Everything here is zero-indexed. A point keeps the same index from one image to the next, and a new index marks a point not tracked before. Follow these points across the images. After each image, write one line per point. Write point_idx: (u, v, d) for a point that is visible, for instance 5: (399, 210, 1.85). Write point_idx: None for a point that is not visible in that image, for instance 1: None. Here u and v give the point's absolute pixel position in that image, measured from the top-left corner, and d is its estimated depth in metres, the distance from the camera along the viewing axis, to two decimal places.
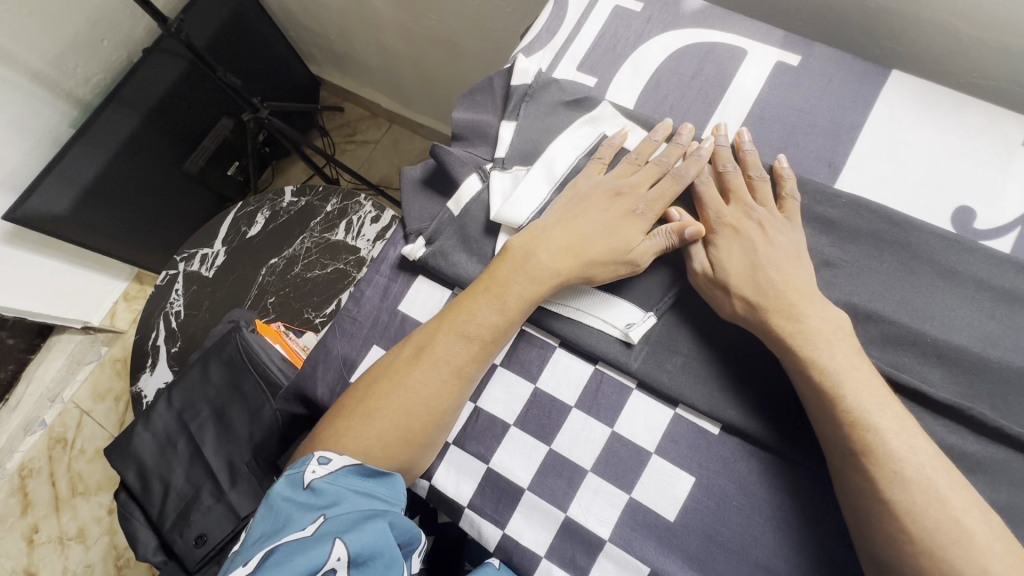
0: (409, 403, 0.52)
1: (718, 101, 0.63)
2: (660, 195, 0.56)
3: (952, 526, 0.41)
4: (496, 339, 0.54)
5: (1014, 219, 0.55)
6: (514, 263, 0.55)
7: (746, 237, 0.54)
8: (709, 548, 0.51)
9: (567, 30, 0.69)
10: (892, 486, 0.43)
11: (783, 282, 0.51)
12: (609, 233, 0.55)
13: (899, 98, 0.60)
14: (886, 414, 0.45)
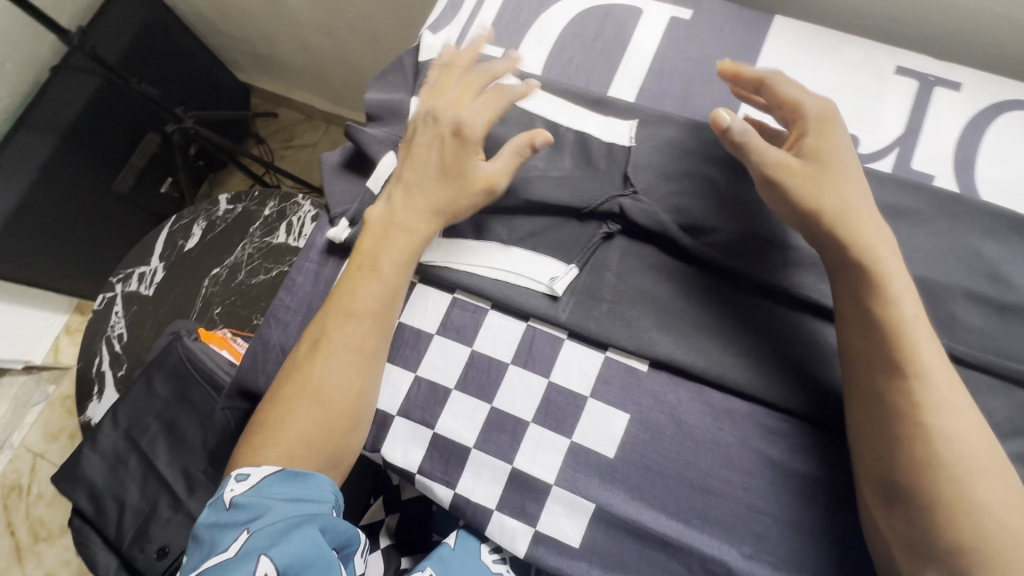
0: (319, 387, 0.53)
1: (620, 59, 0.66)
2: (484, 111, 0.57)
3: (972, 455, 0.42)
4: (386, 309, 0.55)
5: (892, 141, 0.60)
6: (375, 236, 0.57)
7: (811, 147, 0.51)
8: (648, 477, 0.54)
9: (471, 4, 0.70)
10: (926, 411, 0.43)
11: (829, 202, 0.49)
12: (449, 170, 0.57)
13: (784, 41, 0.64)
14: (928, 343, 0.45)
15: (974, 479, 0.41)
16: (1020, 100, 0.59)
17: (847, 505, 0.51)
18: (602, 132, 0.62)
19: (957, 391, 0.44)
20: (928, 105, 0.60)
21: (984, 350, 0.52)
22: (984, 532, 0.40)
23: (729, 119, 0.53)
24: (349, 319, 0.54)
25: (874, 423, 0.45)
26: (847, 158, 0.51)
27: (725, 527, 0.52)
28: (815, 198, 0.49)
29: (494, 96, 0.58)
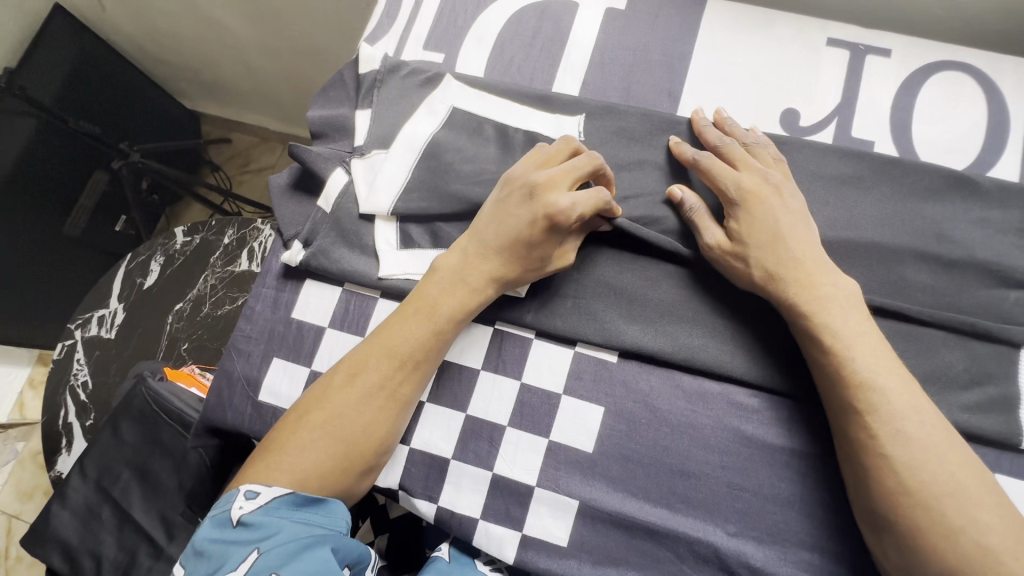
0: (344, 424, 0.51)
1: (561, 55, 0.66)
2: (584, 202, 0.52)
3: (945, 480, 0.44)
4: (432, 356, 0.53)
5: (831, 111, 0.61)
6: (449, 275, 0.54)
7: (742, 226, 0.52)
8: (629, 468, 0.54)
9: (407, 12, 0.70)
10: (898, 444, 0.45)
11: (767, 273, 0.51)
12: (516, 244, 0.53)
13: (718, 24, 0.65)
14: (893, 374, 0.47)
15: (947, 502, 0.43)
16: (946, 62, 0.61)
17: (823, 472, 0.52)
18: (550, 129, 0.62)
19: (929, 424, 0.46)
20: (861, 73, 0.62)
21: (935, 306, 0.54)
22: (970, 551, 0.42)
23: (681, 194, 0.56)
24: (388, 365, 0.52)
25: (850, 456, 0.48)
26: (794, 233, 0.52)
27: (708, 507, 0.52)
28: (748, 275, 0.52)
29: (561, 171, 0.53)
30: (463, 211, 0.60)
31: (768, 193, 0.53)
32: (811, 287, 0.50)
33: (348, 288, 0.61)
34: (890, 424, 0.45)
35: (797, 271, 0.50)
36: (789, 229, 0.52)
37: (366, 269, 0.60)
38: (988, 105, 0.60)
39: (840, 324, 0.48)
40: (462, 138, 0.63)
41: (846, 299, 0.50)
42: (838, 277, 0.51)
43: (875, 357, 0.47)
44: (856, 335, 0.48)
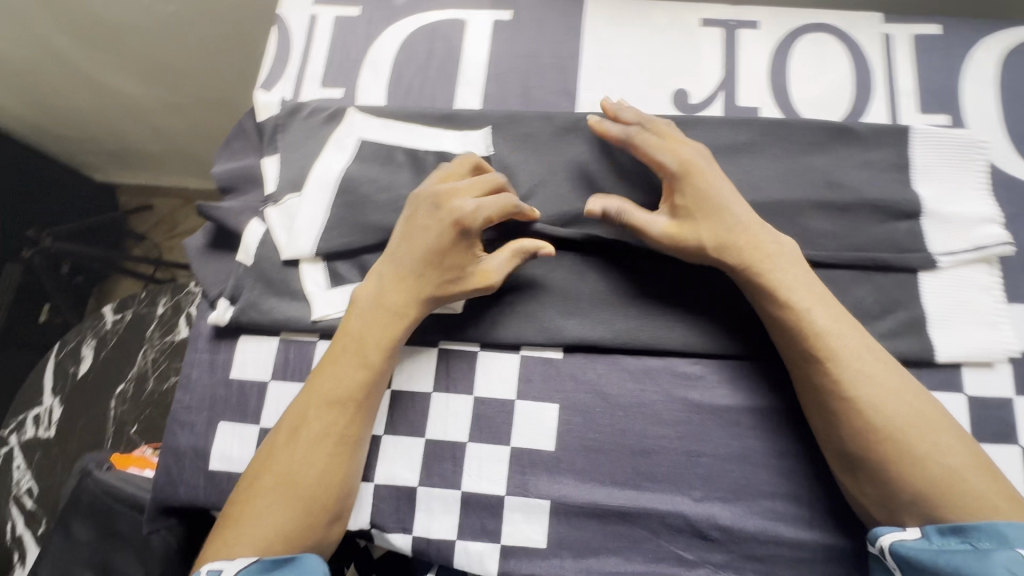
0: (297, 476, 0.51)
1: (457, 72, 0.68)
2: (489, 205, 0.55)
3: (909, 413, 0.48)
4: (371, 391, 0.54)
5: (716, 86, 0.65)
6: (369, 307, 0.55)
7: (686, 202, 0.55)
8: (591, 457, 0.55)
9: (298, 53, 0.70)
10: (857, 386, 0.48)
11: (721, 241, 0.53)
12: (432, 261, 0.54)
13: (600, 21, 0.68)
14: (840, 318, 0.51)
15: (914, 433, 0.47)
16: (809, 24, 0.66)
17: (770, 422, 0.55)
18: (458, 145, 0.63)
19: (878, 363, 0.50)
20: (737, 47, 0.66)
21: (839, 248, 0.58)
22: (934, 480, 0.46)
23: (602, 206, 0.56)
24: (328, 407, 0.52)
25: (817, 405, 0.50)
26: (732, 202, 0.54)
27: (672, 480, 0.54)
28: (703, 246, 0.54)
29: (472, 180, 0.56)
30: (387, 239, 0.60)
31: (700, 171, 0.55)
32: (755, 249, 0.53)
33: (285, 337, 0.60)
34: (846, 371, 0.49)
35: (742, 238, 0.53)
36: (724, 199, 0.54)
37: (300, 314, 0.59)
38: (852, 58, 0.65)
39: (780, 280, 0.52)
40: (374, 167, 0.63)
41: (787, 256, 0.53)
42: (771, 232, 0.54)
43: (816, 302, 0.51)
44: (796, 283, 0.52)
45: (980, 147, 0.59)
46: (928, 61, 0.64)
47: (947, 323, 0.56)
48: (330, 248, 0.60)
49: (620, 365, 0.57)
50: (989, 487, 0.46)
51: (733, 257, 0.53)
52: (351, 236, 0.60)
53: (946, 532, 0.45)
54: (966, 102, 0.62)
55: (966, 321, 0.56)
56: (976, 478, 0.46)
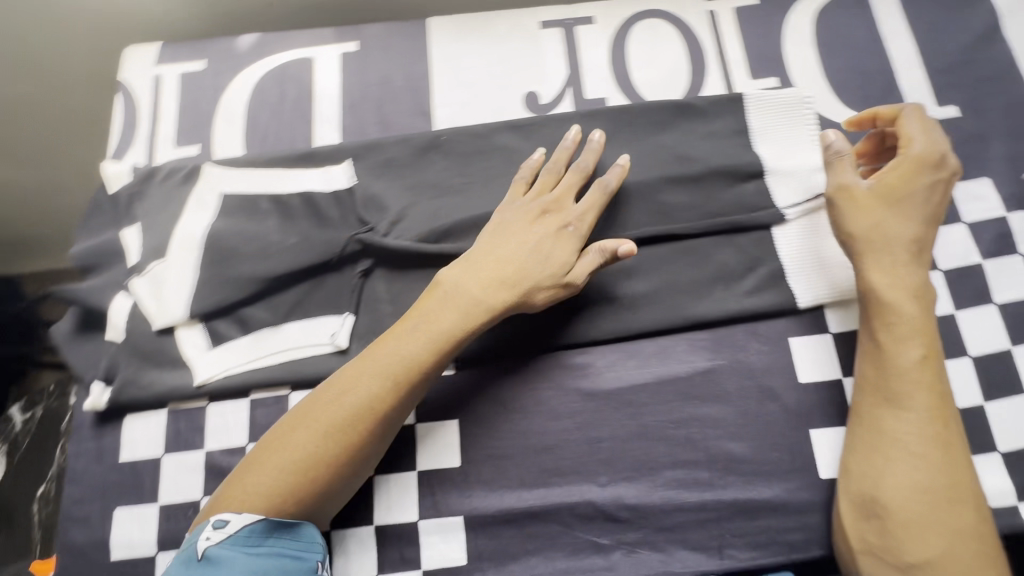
0: (304, 468, 0.49)
1: (312, 110, 0.68)
2: (587, 210, 0.57)
3: (960, 491, 0.48)
4: (386, 403, 0.51)
5: (563, 84, 0.67)
6: (450, 296, 0.54)
7: (889, 177, 0.55)
8: (498, 464, 0.56)
9: (146, 117, 0.68)
10: (932, 450, 0.49)
11: (868, 220, 0.55)
12: (519, 271, 0.54)
13: (445, 37, 0.70)
14: (935, 376, 0.51)
15: (952, 506, 0.48)
16: (641, 12, 0.70)
17: (660, 396, 0.57)
18: (320, 183, 0.63)
19: (950, 446, 0.49)
20: (577, 43, 0.69)
21: (697, 217, 0.60)
22: (938, 556, 0.47)
23: (835, 137, 0.58)
24: (357, 410, 0.50)
25: (876, 433, 0.50)
26: (914, 194, 0.55)
27: (577, 470, 0.55)
28: (852, 223, 0.55)
29: (575, 172, 0.59)
30: (261, 289, 0.59)
31: (925, 168, 0.55)
32: (905, 229, 0.54)
33: (173, 407, 0.58)
34: (918, 414, 0.49)
35: (867, 221, 0.55)
36: (910, 186, 0.55)
37: (183, 381, 0.58)
38: (684, 38, 0.68)
39: (894, 266, 0.53)
40: (238, 218, 0.62)
41: (910, 244, 0.54)
42: (908, 223, 0.54)
43: (899, 339, 0.51)
44: (901, 285, 0.53)
45: (805, 102, 0.63)
46: (751, 30, 0.68)
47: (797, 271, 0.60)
48: (203, 309, 0.58)
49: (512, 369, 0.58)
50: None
51: (874, 238, 0.54)
52: (223, 293, 0.59)
53: None
54: (789, 63, 0.67)
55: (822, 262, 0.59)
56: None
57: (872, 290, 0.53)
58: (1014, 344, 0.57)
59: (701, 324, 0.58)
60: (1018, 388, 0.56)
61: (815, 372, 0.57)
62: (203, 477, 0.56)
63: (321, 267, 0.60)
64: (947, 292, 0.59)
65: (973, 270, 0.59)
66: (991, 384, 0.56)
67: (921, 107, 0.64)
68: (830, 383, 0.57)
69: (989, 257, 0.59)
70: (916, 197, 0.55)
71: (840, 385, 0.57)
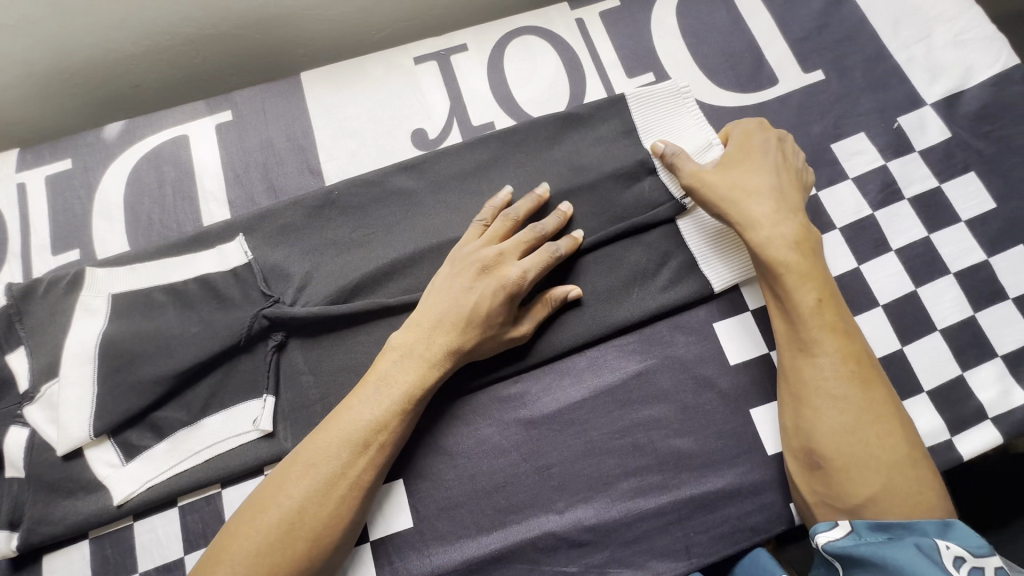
0: (267, 542, 0.46)
1: (195, 188, 0.65)
2: (533, 268, 0.55)
3: (893, 422, 0.49)
4: (345, 478, 0.48)
5: (447, 116, 0.67)
6: (403, 356, 0.52)
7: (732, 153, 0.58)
8: (451, 515, 0.54)
9: (15, 229, 0.64)
10: (854, 384, 0.49)
11: (732, 185, 0.56)
12: (464, 327, 0.53)
13: (320, 90, 0.68)
14: (848, 319, 0.52)
15: (888, 437, 0.48)
16: (511, 31, 0.70)
17: (599, 409, 0.56)
18: (215, 264, 0.60)
19: (870, 379, 0.50)
20: (454, 73, 0.68)
21: (604, 223, 0.60)
22: (883, 489, 0.47)
23: (662, 145, 0.60)
24: (321, 485, 0.48)
25: (800, 383, 0.51)
26: (761, 155, 0.57)
27: (532, 503, 0.54)
28: (720, 191, 0.56)
29: (528, 232, 0.56)
30: (170, 389, 0.56)
31: (758, 132, 0.59)
32: (769, 186, 0.56)
33: (96, 535, 0.54)
34: (832, 354, 0.50)
35: (729, 188, 0.55)
36: (755, 151, 0.58)
37: (101, 505, 0.53)
38: (557, 49, 0.69)
39: (775, 220, 0.54)
40: (131, 319, 0.58)
41: (781, 199, 0.55)
42: (766, 180, 0.56)
43: (795, 286, 0.52)
44: (786, 233, 0.54)
45: (683, 91, 0.63)
46: (619, 31, 0.69)
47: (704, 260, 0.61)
48: (108, 424, 0.54)
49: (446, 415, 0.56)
50: (933, 498, 0.47)
51: (745, 200, 0.55)
52: (127, 401, 0.55)
53: (874, 528, 0.46)
54: (661, 57, 0.68)
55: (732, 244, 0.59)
56: (927, 499, 0.47)
57: (761, 243, 0.53)
58: (917, 285, 0.59)
59: (624, 329, 0.58)
60: (930, 326, 0.58)
61: (743, 352, 0.58)
62: None
63: (230, 352, 0.57)
64: (848, 248, 0.61)
65: (867, 223, 0.61)
66: (905, 328, 0.58)
67: (790, 77, 0.67)
68: (759, 360, 0.57)
69: (879, 207, 0.62)
70: (763, 158, 0.57)
71: (768, 359, 0.57)
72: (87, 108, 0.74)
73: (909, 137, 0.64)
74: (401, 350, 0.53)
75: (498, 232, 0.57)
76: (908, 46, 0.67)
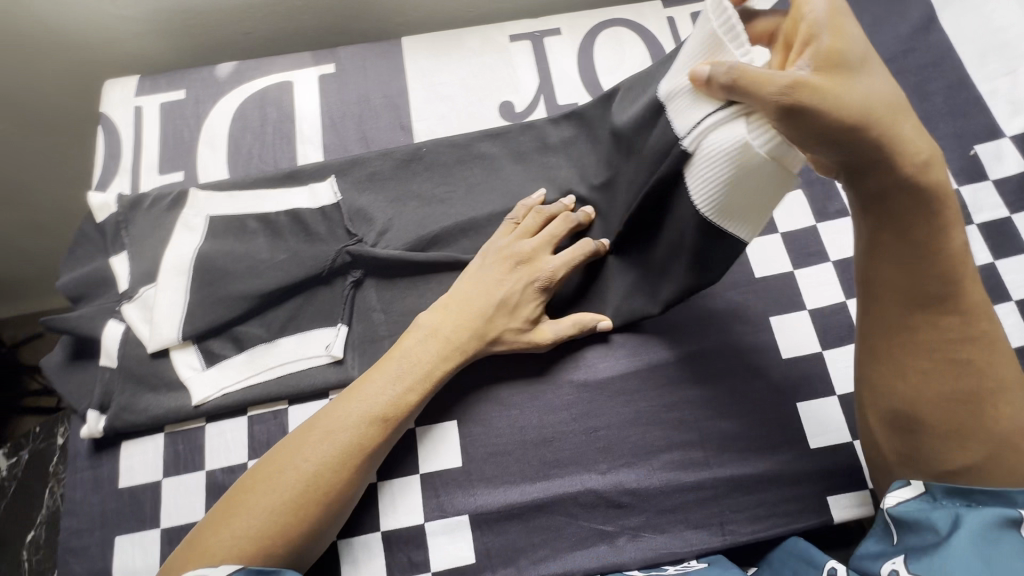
0: (281, 496, 0.48)
1: (294, 131, 0.69)
2: (564, 262, 0.57)
3: (1007, 376, 0.45)
4: (367, 443, 0.51)
5: (535, 92, 0.70)
6: (428, 336, 0.55)
7: (825, 52, 0.39)
8: (499, 462, 0.57)
9: (129, 147, 0.69)
10: (975, 345, 0.45)
11: (852, 100, 0.38)
12: (491, 316, 0.56)
13: (419, 55, 0.72)
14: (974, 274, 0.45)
15: (998, 401, 0.45)
16: (603, 21, 0.74)
17: (651, 382, 0.58)
18: (306, 200, 0.64)
19: (987, 337, 0.45)
20: (546, 53, 0.72)
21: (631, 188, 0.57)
22: (997, 455, 0.44)
23: (707, 68, 0.43)
24: (339, 450, 0.50)
25: (918, 340, 0.45)
26: (859, 46, 0.40)
27: (577, 460, 0.56)
28: (844, 107, 0.38)
29: (561, 227, 0.59)
30: (254, 308, 0.60)
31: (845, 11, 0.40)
32: (892, 96, 0.40)
33: (171, 431, 0.58)
34: (962, 312, 0.45)
35: (854, 102, 0.38)
36: (854, 36, 0.40)
37: (179, 404, 0.58)
38: (646, 43, 0.72)
39: (912, 150, 0.40)
40: (226, 239, 0.62)
41: (908, 121, 0.40)
42: (892, 91, 0.40)
43: (942, 231, 0.42)
44: (926, 166, 0.40)
45: None
46: None
47: (767, 258, 0.63)
48: (196, 330, 0.59)
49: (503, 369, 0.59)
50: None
51: (882, 118, 0.39)
52: (215, 312, 0.59)
53: (953, 494, 0.44)
54: None
55: (750, 193, 0.47)
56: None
57: (910, 172, 0.40)
58: None
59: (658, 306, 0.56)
60: None
61: (797, 348, 0.59)
62: (205, 497, 0.56)
63: (312, 281, 0.61)
64: None
65: None
66: None
67: None
68: (812, 357, 0.59)
69: None
70: (861, 55, 0.40)
71: (820, 358, 0.59)
72: (200, 49, 0.80)
73: (984, 165, 0.65)
74: (433, 335, 0.55)
75: (528, 230, 0.59)
76: (992, 78, 0.68)
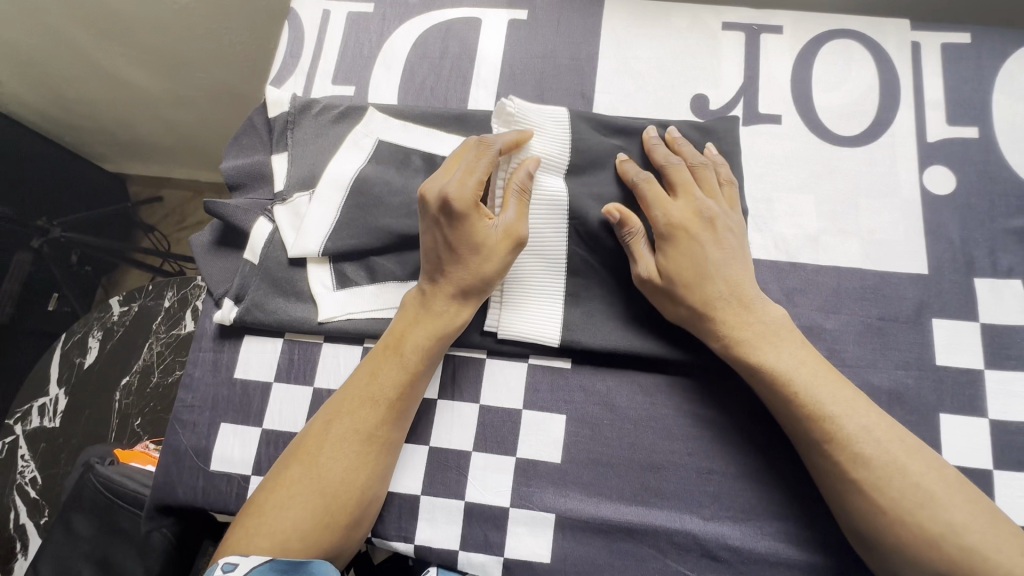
0: (325, 480, 0.48)
1: (471, 72, 0.66)
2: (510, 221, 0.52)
3: (921, 481, 0.44)
4: (384, 426, 0.51)
5: (736, 92, 0.63)
6: (408, 317, 0.54)
7: (674, 263, 0.52)
8: (599, 472, 0.54)
9: (311, 50, 0.69)
10: (854, 466, 0.45)
11: (678, 305, 0.51)
12: (477, 264, 0.51)
13: (618, 22, 0.67)
14: (835, 388, 0.48)
15: (917, 509, 0.43)
16: (834, 30, 0.64)
17: (786, 442, 0.53)
18: None
19: (878, 458, 0.45)
20: (759, 52, 0.64)
21: None
22: (943, 553, 0.42)
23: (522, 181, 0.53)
24: (345, 438, 0.50)
25: (819, 474, 0.48)
26: (714, 256, 0.52)
27: (681, 498, 0.52)
28: (670, 304, 0.52)
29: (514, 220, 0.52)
30: (395, 243, 0.58)
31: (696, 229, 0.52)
32: (731, 275, 0.51)
33: (290, 338, 0.59)
34: (834, 436, 0.46)
35: (674, 308, 0.52)
36: (707, 255, 0.52)
37: (304, 316, 0.58)
38: (879, 66, 0.63)
39: (740, 320, 0.50)
40: (384, 167, 0.61)
41: (741, 296, 0.51)
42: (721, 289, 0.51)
43: (794, 364, 0.48)
44: (764, 339, 0.50)
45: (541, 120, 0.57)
46: (957, 72, 0.62)
47: (957, 347, 0.54)
48: (337, 250, 0.58)
49: (630, 338, 0.54)
50: (1007, 544, 0.42)
51: (694, 318, 0.51)
52: (359, 238, 0.58)
53: None
54: (995, 115, 0.60)
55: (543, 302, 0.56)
56: (1005, 553, 0.42)
57: (738, 346, 0.50)
58: None
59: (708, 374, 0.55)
60: None
61: (962, 456, 0.52)
62: (308, 413, 0.57)
63: None
64: None
65: None
66: None
67: None
68: (980, 473, 0.51)
69: None
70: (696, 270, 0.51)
71: (990, 477, 0.51)
72: None
73: None
74: (433, 319, 0.52)
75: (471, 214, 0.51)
76: None
